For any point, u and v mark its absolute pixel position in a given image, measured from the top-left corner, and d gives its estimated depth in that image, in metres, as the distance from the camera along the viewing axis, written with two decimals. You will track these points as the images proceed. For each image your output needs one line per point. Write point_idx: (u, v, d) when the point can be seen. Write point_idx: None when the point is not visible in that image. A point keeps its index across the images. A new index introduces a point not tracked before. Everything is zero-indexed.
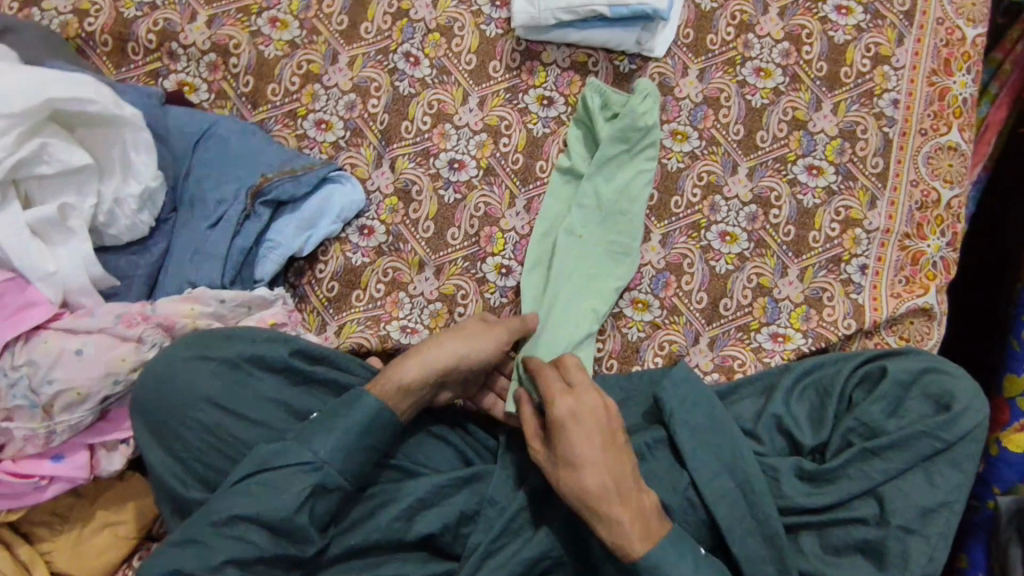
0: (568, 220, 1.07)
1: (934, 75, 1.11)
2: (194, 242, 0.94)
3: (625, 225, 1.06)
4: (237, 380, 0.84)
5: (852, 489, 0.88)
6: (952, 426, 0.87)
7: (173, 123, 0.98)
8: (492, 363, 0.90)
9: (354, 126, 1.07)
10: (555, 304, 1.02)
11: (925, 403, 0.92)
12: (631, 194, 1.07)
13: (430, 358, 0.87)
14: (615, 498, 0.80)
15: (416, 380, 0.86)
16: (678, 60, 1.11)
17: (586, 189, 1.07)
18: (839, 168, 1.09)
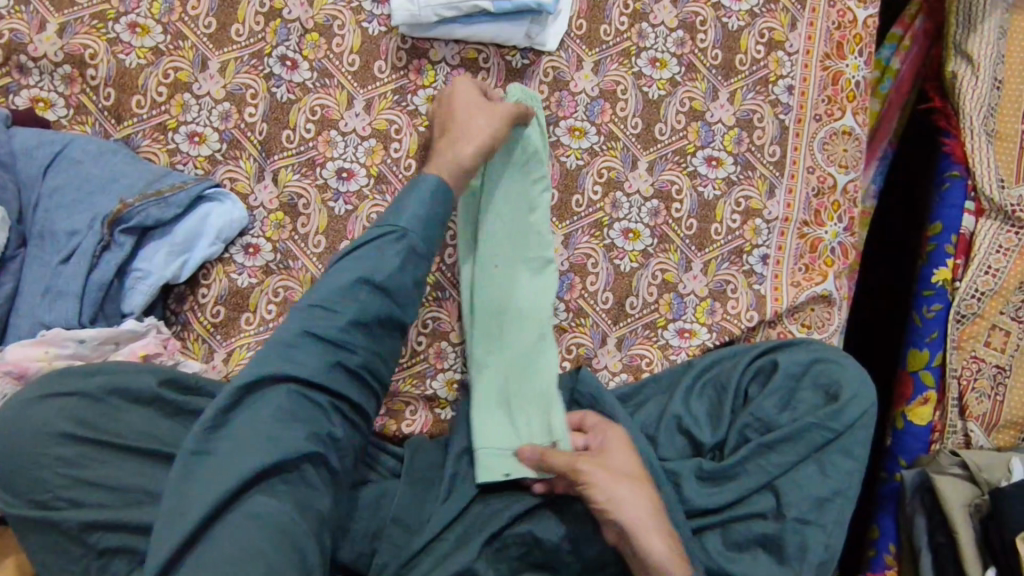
0: (481, 250, 1.01)
1: (828, 59, 1.11)
2: (47, 279, 0.87)
3: (534, 232, 1.01)
4: (101, 412, 0.79)
5: (748, 485, 0.89)
6: (840, 415, 0.89)
7: (20, 148, 0.90)
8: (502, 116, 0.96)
9: (231, 137, 1.00)
10: (491, 347, 0.99)
11: (814, 393, 0.94)
12: (532, 204, 1.02)
13: (474, 128, 0.94)
14: (656, 532, 0.79)
15: (471, 160, 0.93)
16: (572, 53, 1.08)
17: (484, 205, 1.01)
18: (737, 159, 1.08)
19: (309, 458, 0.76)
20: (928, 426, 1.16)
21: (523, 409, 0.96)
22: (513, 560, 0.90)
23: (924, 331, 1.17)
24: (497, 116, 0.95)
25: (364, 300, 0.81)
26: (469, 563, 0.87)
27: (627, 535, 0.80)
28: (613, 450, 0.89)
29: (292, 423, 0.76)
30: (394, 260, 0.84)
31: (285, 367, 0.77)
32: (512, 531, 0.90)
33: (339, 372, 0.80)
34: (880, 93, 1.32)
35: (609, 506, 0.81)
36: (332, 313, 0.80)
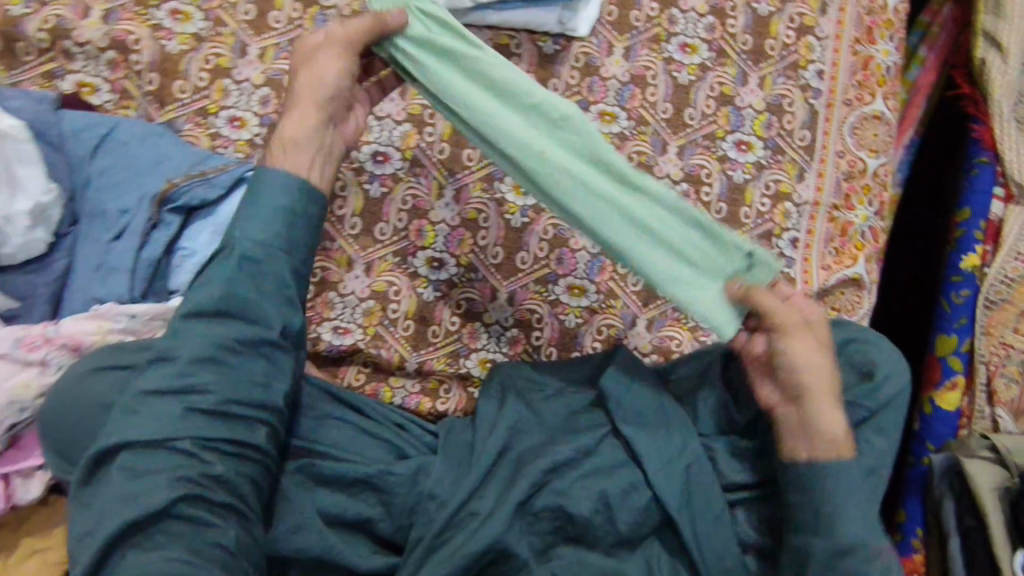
0: (552, 176, 0.86)
1: (858, 44, 1.12)
2: (98, 256, 0.89)
3: (528, 102, 0.86)
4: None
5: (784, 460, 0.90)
6: (877, 393, 0.89)
7: (69, 129, 0.92)
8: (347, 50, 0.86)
9: (270, 121, 1.02)
10: (631, 254, 0.87)
11: (854, 373, 0.93)
12: (531, 99, 0.86)
13: (299, 98, 0.85)
14: (831, 411, 0.82)
15: (300, 131, 0.84)
16: (603, 38, 1.09)
17: (495, 128, 0.86)
18: (767, 143, 1.09)
19: (182, 498, 0.72)
20: (956, 411, 1.16)
21: (680, 217, 0.88)
22: (545, 534, 0.90)
23: (952, 316, 1.17)
24: (326, 73, 0.85)
25: (196, 335, 0.77)
26: (502, 535, 0.87)
27: (806, 398, 0.82)
28: (818, 322, 0.86)
29: (156, 469, 0.73)
30: (226, 280, 0.79)
31: (140, 436, 0.73)
32: (544, 505, 0.90)
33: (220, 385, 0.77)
34: (907, 80, 1.34)
35: (783, 349, 0.83)
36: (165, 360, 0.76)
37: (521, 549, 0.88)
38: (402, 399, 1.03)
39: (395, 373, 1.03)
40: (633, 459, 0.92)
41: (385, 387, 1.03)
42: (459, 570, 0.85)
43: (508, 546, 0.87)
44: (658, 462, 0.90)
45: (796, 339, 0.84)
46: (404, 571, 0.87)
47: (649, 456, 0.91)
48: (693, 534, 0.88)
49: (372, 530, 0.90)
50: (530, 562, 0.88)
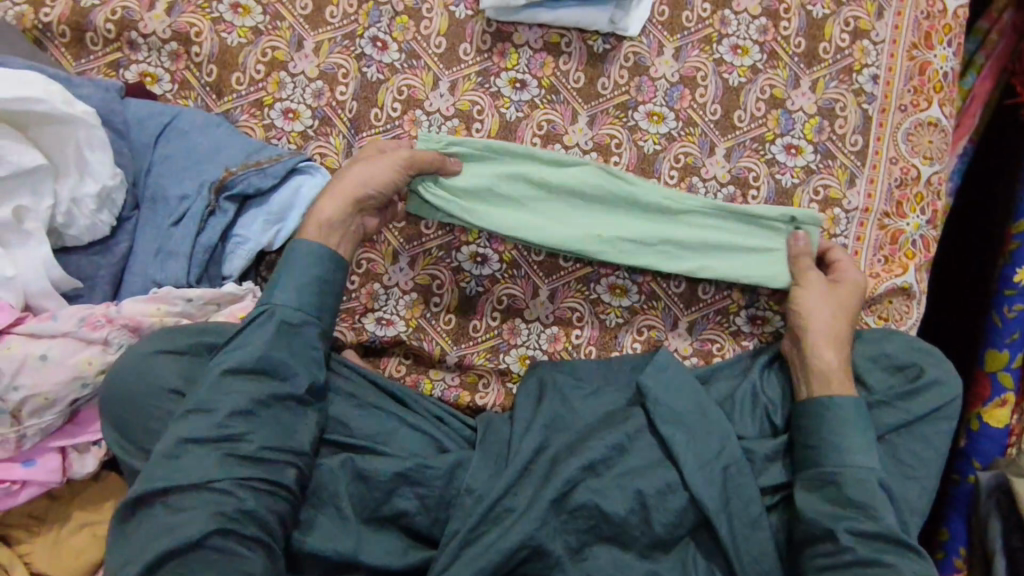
0: (587, 215, 1.04)
1: (915, 48, 1.09)
2: (158, 241, 0.92)
3: (541, 160, 1.04)
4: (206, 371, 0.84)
5: (827, 463, 0.87)
6: (914, 398, 0.91)
7: (133, 117, 0.96)
8: (391, 161, 0.94)
9: (323, 115, 1.05)
10: (682, 261, 1.03)
11: (887, 373, 0.95)
12: (546, 159, 1.04)
13: (345, 188, 0.92)
14: (830, 347, 0.94)
15: (340, 214, 0.91)
16: (653, 38, 1.08)
17: (524, 189, 1.03)
18: (817, 147, 1.08)
19: (227, 532, 0.74)
20: (1007, 429, 1.12)
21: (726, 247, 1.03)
22: (580, 534, 0.87)
23: (1005, 331, 1.12)
24: (376, 174, 0.93)
25: (267, 382, 0.81)
26: (536, 532, 0.84)
27: (808, 340, 0.96)
28: (846, 284, 1.00)
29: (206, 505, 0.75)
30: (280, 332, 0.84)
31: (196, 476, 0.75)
32: (580, 503, 0.87)
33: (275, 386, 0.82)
34: (962, 88, 1.27)
35: (802, 311, 0.97)
36: (230, 396, 0.79)
37: (555, 546, 0.86)
38: (441, 392, 1.03)
39: (435, 365, 1.04)
40: (669, 457, 0.91)
41: (425, 379, 1.03)
42: (492, 567, 0.82)
43: (542, 543, 0.84)
44: (695, 461, 0.89)
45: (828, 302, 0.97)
46: (438, 564, 0.84)
47: (685, 456, 0.90)
48: (732, 538, 0.87)
49: (408, 523, 0.88)
50: (564, 562, 0.86)
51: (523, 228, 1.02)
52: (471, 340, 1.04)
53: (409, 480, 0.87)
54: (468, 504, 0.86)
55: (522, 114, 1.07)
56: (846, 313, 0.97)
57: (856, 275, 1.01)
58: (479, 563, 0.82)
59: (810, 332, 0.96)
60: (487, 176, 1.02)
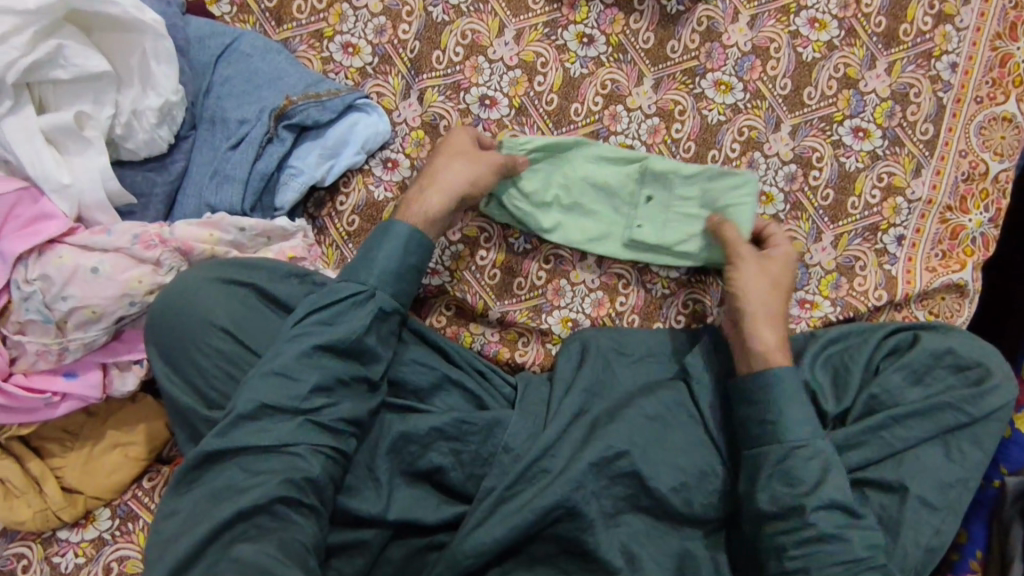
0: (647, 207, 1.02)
1: (999, 39, 1.05)
2: (214, 164, 0.90)
3: (605, 154, 1.01)
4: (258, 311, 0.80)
5: (791, 435, 0.82)
6: (981, 400, 0.84)
7: (193, 35, 0.93)
8: (494, 164, 0.94)
9: (384, 52, 1.02)
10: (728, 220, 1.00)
11: (949, 373, 0.88)
12: (612, 154, 1.01)
13: (449, 185, 0.91)
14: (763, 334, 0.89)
15: (442, 209, 0.90)
16: (730, 4, 1.05)
17: (591, 189, 1.02)
18: (886, 133, 1.04)
19: (283, 500, 0.72)
20: None
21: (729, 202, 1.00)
22: (620, 500, 0.86)
23: None
24: (480, 176, 0.92)
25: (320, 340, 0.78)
26: (574, 494, 0.82)
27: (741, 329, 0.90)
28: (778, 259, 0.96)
29: (262, 470, 0.73)
30: (364, 312, 0.81)
31: (254, 440, 0.73)
32: (620, 470, 0.85)
33: (333, 359, 0.78)
34: None
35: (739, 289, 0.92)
36: (291, 344, 0.77)
37: (591, 510, 0.83)
38: (481, 346, 1.02)
39: (476, 320, 1.02)
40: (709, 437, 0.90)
41: (465, 332, 1.02)
42: (527, 525, 0.81)
43: (578, 506, 0.83)
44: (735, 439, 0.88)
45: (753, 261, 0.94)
46: (472, 519, 0.82)
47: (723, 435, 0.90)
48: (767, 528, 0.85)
49: (444, 478, 0.86)
50: (598, 527, 0.83)
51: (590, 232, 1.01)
52: (514, 299, 1.02)
53: (445, 434, 0.85)
54: (507, 461, 0.85)
55: (588, 71, 1.04)
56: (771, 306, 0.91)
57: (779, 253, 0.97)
58: (514, 520, 0.81)
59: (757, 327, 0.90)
60: (556, 178, 1.01)
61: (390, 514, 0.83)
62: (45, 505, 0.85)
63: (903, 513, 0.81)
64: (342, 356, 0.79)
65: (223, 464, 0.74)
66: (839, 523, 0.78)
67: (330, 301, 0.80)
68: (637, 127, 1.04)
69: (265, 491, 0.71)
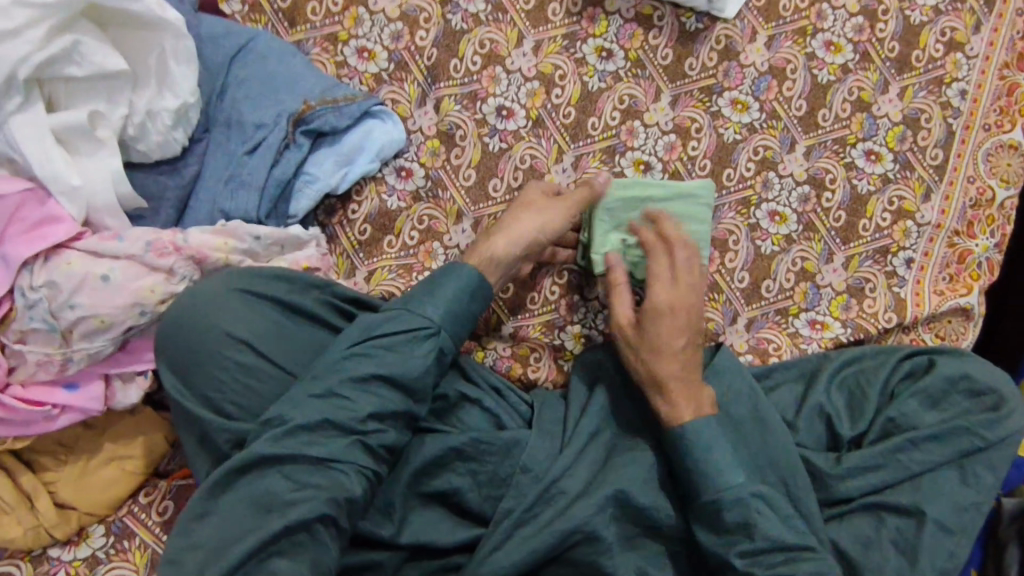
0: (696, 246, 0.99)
1: (1006, 68, 1.07)
2: (229, 169, 0.87)
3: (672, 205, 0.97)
4: (278, 323, 0.78)
5: (720, 481, 0.80)
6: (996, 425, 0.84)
7: (206, 34, 0.90)
8: (567, 215, 0.92)
9: (400, 59, 0.99)
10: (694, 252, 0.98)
11: (964, 399, 0.89)
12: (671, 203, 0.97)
13: (518, 230, 0.90)
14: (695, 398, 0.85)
15: (508, 256, 0.90)
16: (748, 23, 1.05)
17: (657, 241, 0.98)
18: (897, 156, 1.06)
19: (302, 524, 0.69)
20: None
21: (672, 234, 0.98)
22: (637, 523, 0.84)
23: None
24: (550, 222, 0.91)
25: (373, 364, 0.76)
26: (593, 517, 0.81)
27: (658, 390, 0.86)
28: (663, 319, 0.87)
29: (308, 485, 0.71)
30: (422, 347, 0.79)
31: (304, 450, 0.71)
32: (640, 493, 0.84)
33: (389, 390, 0.76)
34: None
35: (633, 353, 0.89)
36: (331, 370, 0.75)
37: (610, 533, 0.82)
38: (492, 361, 0.99)
39: (488, 334, 1.00)
40: None
41: (477, 348, 0.99)
42: (546, 549, 0.80)
43: (597, 530, 0.81)
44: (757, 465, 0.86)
45: (665, 314, 0.88)
46: (489, 541, 0.81)
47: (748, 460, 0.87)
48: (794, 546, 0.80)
49: (459, 499, 0.84)
50: (615, 550, 0.82)
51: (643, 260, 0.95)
52: (529, 314, 1.00)
53: (462, 455, 0.84)
54: (526, 484, 0.83)
55: (607, 86, 1.03)
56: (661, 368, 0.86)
57: (665, 299, 0.88)
58: (533, 543, 0.80)
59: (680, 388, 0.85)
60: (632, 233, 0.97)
61: (402, 538, 0.81)
62: (38, 522, 0.81)
63: (922, 540, 0.81)
64: (402, 389, 0.77)
65: (258, 477, 0.72)
66: (779, 562, 0.78)
67: (393, 330, 0.78)
68: (653, 143, 1.03)
69: (285, 516, 0.69)
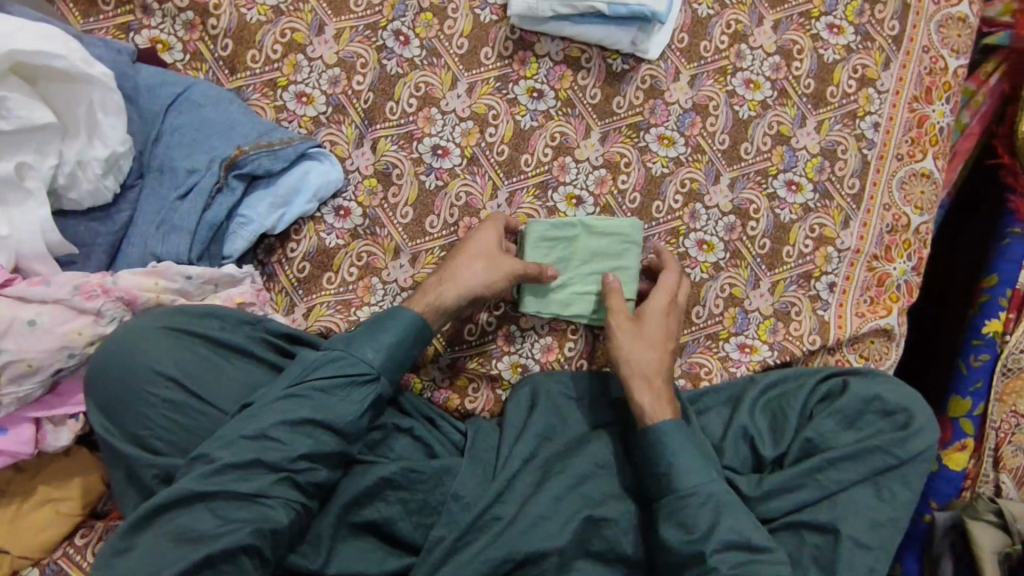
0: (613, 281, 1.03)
1: (916, 102, 1.14)
2: (161, 213, 0.90)
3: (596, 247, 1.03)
4: (207, 358, 0.80)
5: (684, 483, 0.86)
6: (906, 443, 0.89)
7: (143, 84, 0.93)
8: (514, 272, 0.97)
9: (337, 102, 1.04)
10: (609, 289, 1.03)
11: (877, 418, 0.93)
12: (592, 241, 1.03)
13: (467, 284, 0.95)
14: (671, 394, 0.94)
15: (455, 307, 0.95)
16: (671, 64, 1.11)
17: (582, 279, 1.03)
18: (816, 186, 1.11)
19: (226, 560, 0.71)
20: (963, 472, 1.14)
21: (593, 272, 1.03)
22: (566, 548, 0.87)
23: (969, 379, 1.17)
24: (496, 280, 0.96)
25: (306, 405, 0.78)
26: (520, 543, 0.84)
27: (643, 379, 0.94)
28: (651, 319, 0.98)
29: (235, 520, 0.73)
30: (357, 387, 0.82)
31: (231, 487, 0.74)
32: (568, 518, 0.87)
33: (325, 431, 0.79)
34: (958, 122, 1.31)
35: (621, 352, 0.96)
36: (262, 409, 0.78)
37: (539, 559, 0.85)
38: (430, 393, 1.02)
39: (426, 367, 1.02)
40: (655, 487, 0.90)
41: (415, 379, 1.01)
42: None
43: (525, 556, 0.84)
44: None
45: (656, 314, 0.98)
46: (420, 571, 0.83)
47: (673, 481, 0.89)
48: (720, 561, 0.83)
49: (390, 530, 0.86)
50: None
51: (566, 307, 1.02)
52: (466, 345, 1.03)
53: (394, 484, 0.86)
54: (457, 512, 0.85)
55: (538, 125, 1.08)
56: (649, 359, 0.95)
57: (659, 303, 0.99)
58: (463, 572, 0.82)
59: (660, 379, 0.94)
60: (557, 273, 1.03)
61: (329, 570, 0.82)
62: None
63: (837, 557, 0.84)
64: (336, 428, 0.80)
65: (182, 513, 0.73)
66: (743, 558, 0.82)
67: (334, 372, 0.81)
68: (585, 178, 1.08)
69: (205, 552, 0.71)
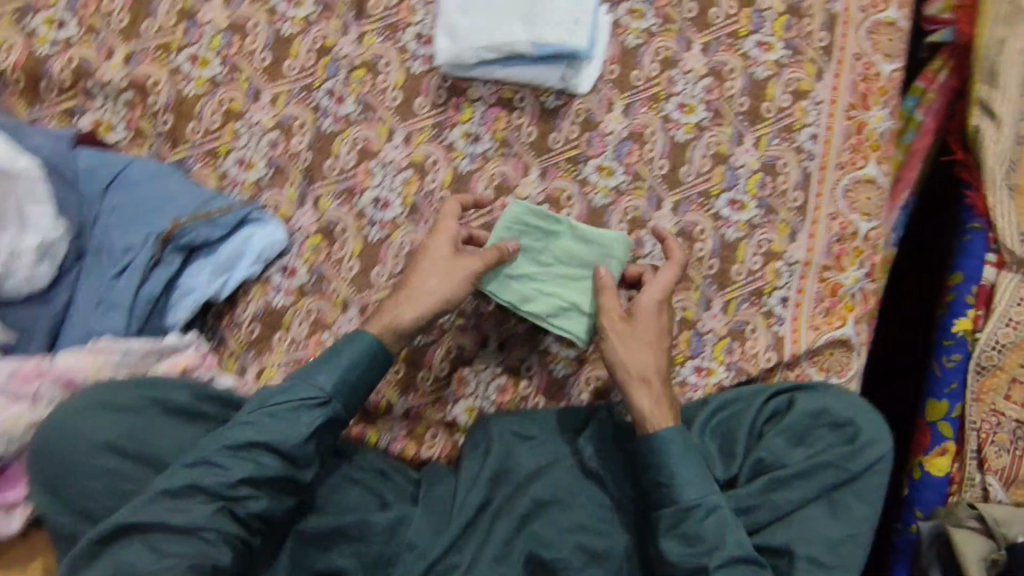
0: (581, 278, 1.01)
1: (852, 109, 1.14)
2: (98, 293, 0.95)
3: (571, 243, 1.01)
4: (143, 426, 0.84)
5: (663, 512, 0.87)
6: (856, 457, 0.88)
7: (82, 168, 0.99)
8: (472, 275, 0.95)
9: (277, 165, 1.06)
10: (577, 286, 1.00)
11: (827, 431, 0.91)
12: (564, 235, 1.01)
13: (427, 298, 0.94)
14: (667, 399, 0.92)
15: (420, 324, 0.94)
16: (603, 96, 1.13)
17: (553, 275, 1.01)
18: (760, 203, 1.11)
19: None
20: (948, 477, 1.09)
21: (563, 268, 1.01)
22: None
23: (943, 381, 1.10)
24: (457, 287, 0.94)
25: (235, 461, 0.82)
26: None
27: (641, 378, 0.92)
28: (641, 317, 0.95)
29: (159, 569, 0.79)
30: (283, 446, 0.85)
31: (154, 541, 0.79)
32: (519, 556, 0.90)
33: (271, 460, 0.83)
34: (912, 119, 1.29)
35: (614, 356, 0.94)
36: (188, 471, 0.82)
37: None
38: (387, 443, 1.02)
39: (382, 417, 1.03)
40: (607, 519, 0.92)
41: (371, 431, 1.02)
42: None
43: None
44: None
45: (650, 309, 0.96)
46: None
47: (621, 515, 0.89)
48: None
49: None
50: None
51: (527, 301, 1.00)
52: (420, 391, 1.03)
53: (346, 534, 0.90)
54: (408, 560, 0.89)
55: (476, 167, 1.09)
56: (641, 358, 0.93)
57: (652, 298, 0.96)
58: None
59: (654, 377, 0.93)
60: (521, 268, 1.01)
61: None
62: None
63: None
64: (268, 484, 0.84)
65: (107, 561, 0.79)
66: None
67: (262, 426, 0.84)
68: None
69: None
